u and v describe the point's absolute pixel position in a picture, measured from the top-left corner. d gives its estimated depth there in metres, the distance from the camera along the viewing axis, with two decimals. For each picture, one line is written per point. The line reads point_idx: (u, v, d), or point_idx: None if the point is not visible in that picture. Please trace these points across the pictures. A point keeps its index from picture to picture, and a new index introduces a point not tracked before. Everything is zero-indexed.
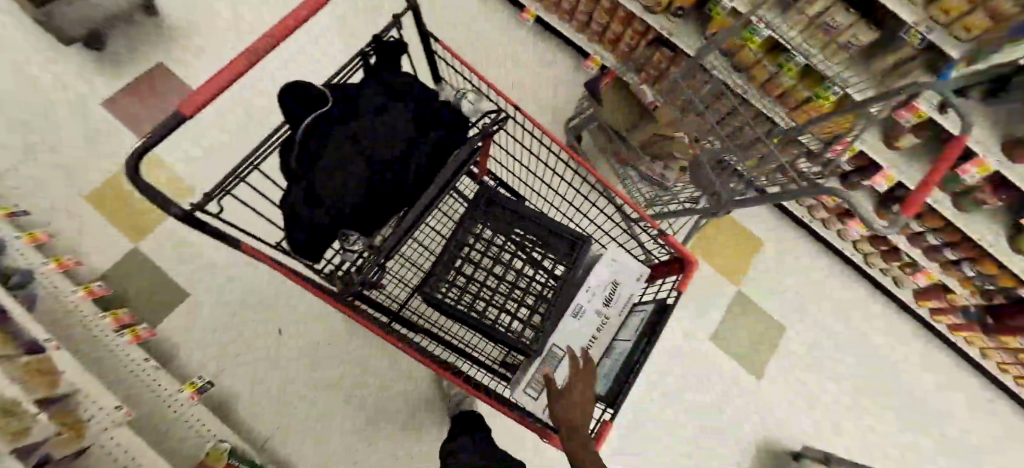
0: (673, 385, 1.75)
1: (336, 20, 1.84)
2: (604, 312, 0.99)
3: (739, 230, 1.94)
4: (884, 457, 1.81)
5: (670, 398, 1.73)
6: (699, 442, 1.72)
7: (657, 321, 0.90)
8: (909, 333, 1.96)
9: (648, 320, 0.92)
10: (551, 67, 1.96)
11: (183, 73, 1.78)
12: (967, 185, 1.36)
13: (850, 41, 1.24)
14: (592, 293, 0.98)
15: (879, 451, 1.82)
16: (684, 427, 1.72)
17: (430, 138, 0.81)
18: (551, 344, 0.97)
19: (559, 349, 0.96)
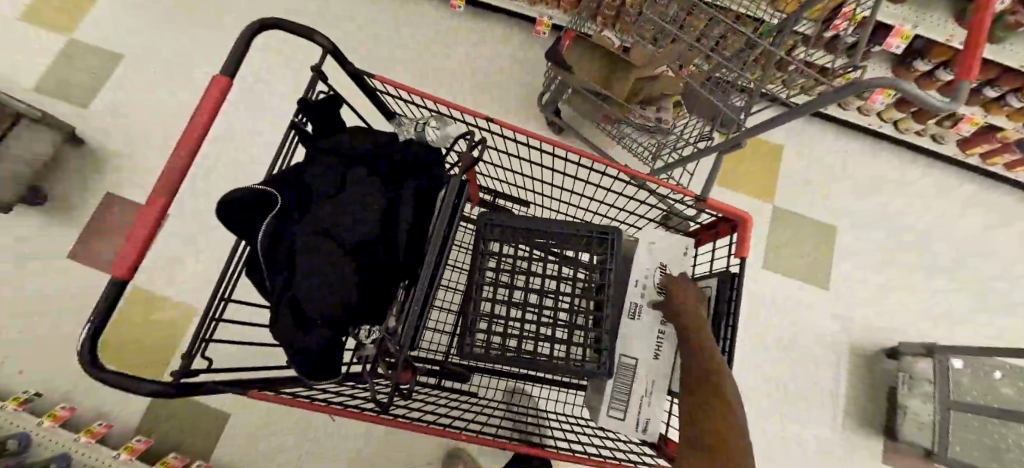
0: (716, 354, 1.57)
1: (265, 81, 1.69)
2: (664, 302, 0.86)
3: (772, 152, 1.79)
4: (918, 334, 1.63)
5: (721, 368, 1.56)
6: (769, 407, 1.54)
7: (729, 296, 0.77)
8: (954, 185, 1.81)
9: (718, 297, 0.79)
10: (496, 45, 1.78)
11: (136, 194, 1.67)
12: (997, 12, 1.22)
13: None
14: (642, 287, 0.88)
15: (915, 330, 1.64)
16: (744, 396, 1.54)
17: (407, 190, 0.67)
18: (619, 356, 0.84)
19: (628, 359, 0.85)
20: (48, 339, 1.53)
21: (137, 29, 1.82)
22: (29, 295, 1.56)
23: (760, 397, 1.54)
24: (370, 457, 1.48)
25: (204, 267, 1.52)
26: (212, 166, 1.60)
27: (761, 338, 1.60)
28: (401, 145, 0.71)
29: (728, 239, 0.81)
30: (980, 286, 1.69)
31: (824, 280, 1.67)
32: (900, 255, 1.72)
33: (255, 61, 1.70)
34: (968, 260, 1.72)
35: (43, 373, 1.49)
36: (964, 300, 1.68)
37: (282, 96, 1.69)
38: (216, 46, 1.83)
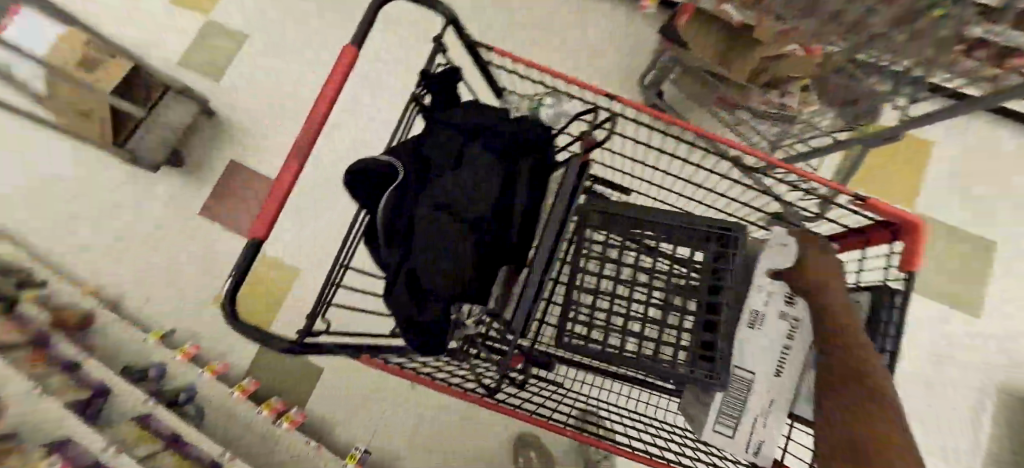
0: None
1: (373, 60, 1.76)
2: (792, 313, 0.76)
3: (918, 147, 1.52)
4: None
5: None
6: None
7: (886, 314, 0.66)
8: None
9: (870, 314, 0.67)
10: (597, 21, 1.68)
11: (256, 163, 1.84)
12: None
13: None
14: (766, 294, 0.78)
15: None
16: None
17: (523, 169, 0.64)
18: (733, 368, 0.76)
19: (742, 372, 0.76)
20: (184, 286, 1.76)
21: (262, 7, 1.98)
22: (169, 246, 1.80)
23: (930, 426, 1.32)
24: (447, 427, 1.53)
25: (308, 233, 1.65)
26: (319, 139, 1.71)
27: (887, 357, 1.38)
28: (517, 121, 0.68)
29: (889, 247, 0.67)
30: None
31: (975, 302, 1.41)
32: None
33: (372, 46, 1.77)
34: None
35: (179, 314, 1.73)
36: None
37: (384, 74, 1.75)
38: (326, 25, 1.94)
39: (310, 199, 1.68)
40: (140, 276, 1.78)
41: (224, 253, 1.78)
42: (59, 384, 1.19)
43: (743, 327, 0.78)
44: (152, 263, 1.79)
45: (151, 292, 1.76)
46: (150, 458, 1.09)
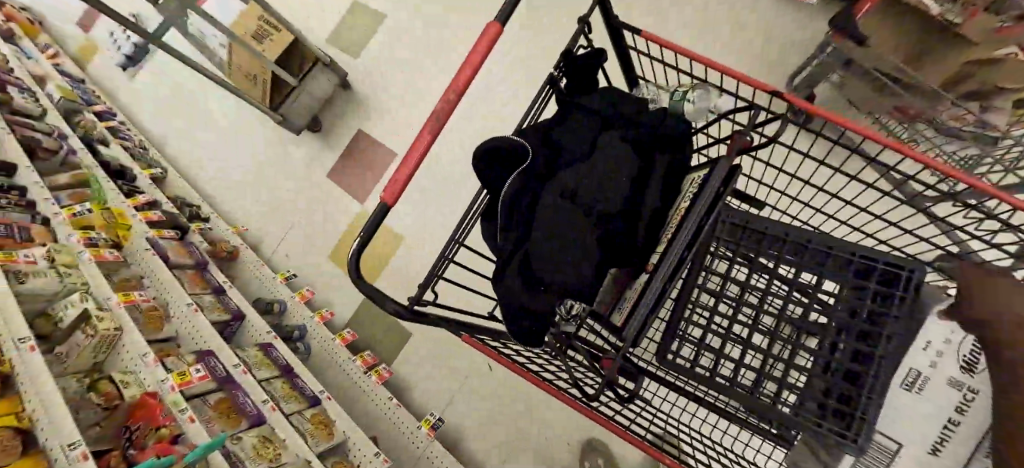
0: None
1: (507, 51, 1.76)
2: (963, 382, 0.62)
3: None
4: None
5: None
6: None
7: None
8: None
9: None
10: (740, 12, 1.51)
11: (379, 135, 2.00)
12: None
13: None
14: (934, 354, 0.63)
15: None
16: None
17: (659, 166, 0.58)
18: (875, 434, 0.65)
19: (885, 440, 0.65)
20: (308, 238, 1.99)
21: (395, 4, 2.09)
22: (301, 201, 2.05)
23: None
24: (519, 416, 1.53)
25: (430, 215, 1.78)
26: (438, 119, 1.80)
27: None
28: (658, 113, 0.62)
29: None
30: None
31: None
32: None
33: (509, 38, 1.77)
34: None
35: (301, 262, 1.96)
36: None
37: (511, 62, 1.75)
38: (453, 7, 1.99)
39: (434, 181, 1.80)
40: (276, 225, 2.06)
41: (342, 214, 1.97)
42: (212, 303, 1.42)
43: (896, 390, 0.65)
44: (286, 215, 2.06)
45: (283, 240, 2.02)
46: (268, 382, 1.25)
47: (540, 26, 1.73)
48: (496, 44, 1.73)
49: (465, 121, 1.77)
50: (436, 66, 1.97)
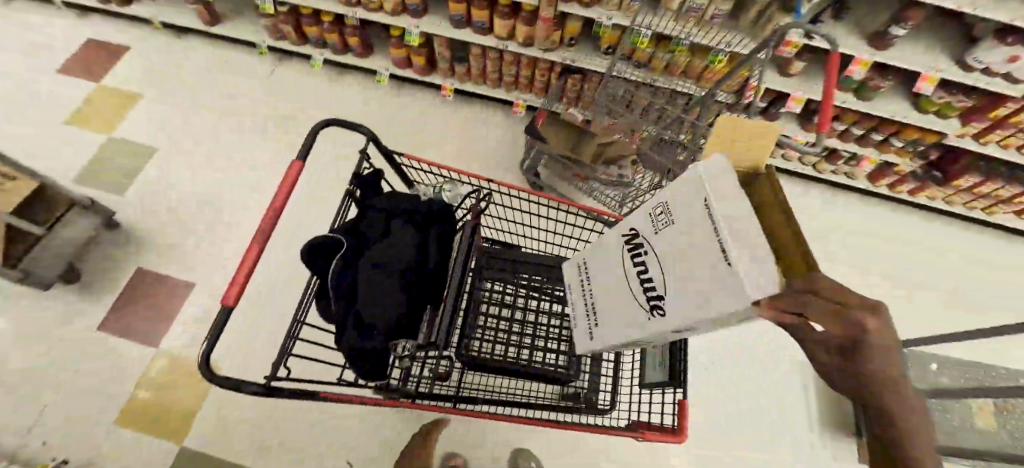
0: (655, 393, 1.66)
1: (316, 166, 1.97)
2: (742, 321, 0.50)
3: None
4: None
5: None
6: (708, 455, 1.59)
7: None
8: (885, 213, 2.08)
9: None
10: (481, 123, 2.14)
11: (187, 247, 1.87)
12: (861, 80, 1.55)
13: (716, 14, 1.45)
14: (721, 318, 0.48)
15: None
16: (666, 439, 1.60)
17: (433, 233, 0.92)
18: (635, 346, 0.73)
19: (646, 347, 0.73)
20: (74, 412, 1.60)
21: (202, 81, 2.21)
22: (56, 369, 1.65)
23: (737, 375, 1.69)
24: None
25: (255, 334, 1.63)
26: None
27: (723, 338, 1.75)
28: (426, 202, 0.96)
29: None
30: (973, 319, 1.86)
31: None
32: (849, 272, 1.92)
33: (317, 154, 1.99)
34: (913, 275, 1.93)
35: (67, 445, 1.55)
36: (908, 308, 1.87)
37: (320, 173, 1.95)
38: (235, 134, 2.09)
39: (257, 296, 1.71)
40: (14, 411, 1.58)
41: (124, 367, 1.68)
42: None
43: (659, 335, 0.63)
44: (31, 393, 1.61)
45: (30, 427, 1.57)
46: None
47: (334, 145, 2.02)
48: (307, 161, 1.94)
49: (286, 231, 1.82)
50: (226, 179, 2.00)
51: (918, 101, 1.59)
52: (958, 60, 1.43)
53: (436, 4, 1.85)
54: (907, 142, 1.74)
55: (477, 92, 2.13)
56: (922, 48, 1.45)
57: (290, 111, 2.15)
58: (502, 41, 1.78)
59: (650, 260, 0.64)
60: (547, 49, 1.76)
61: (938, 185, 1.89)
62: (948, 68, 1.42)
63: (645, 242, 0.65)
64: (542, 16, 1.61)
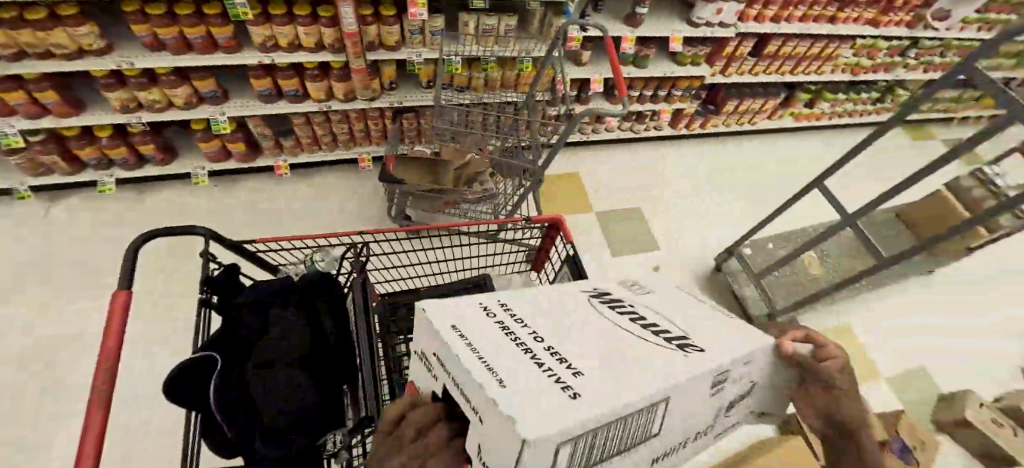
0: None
1: (146, 294, 1.63)
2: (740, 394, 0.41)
3: (572, 179, 2.24)
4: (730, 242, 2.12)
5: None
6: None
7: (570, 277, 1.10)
8: (696, 146, 2.50)
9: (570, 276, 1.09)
10: (330, 188, 2.04)
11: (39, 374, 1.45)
12: (633, 53, 1.90)
13: (507, 30, 1.65)
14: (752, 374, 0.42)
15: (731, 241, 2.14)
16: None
17: (320, 309, 0.84)
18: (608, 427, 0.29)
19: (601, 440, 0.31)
20: None
21: None
22: None
23: None
24: None
25: None
26: (55, 419, 1.38)
27: None
28: (300, 280, 0.88)
29: (557, 238, 1.13)
30: (775, 198, 2.35)
31: (652, 242, 2.07)
32: (694, 200, 2.25)
33: (144, 281, 1.65)
34: (734, 185, 2.36)
35: None
36: (742, 211, 2.26)
37: (152, 301, 1.62)
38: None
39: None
40: None
41: None
42: None
43: (706, 375, 0.35)
44: None
45: None
46: None
47: (164, 264, 1.70)
48: (132, 292, 1.60)
49: (128, 383, 1.44)
50: None
51: (676, 57, 2.01)
52: (687, 21, 1.85)
53: (236, 86, 1.73)
54: (683, 90, 2.16)
55: (315, 160, 2.02)
56: (662, 18, 1.83)
57: (77, 247, 1.72)
58: (323, 103, 1.73)
59: (641, 311, 0.48)
60: (370, 98, 1.78)
61: (715, 115, 2.39)
62: (684, 28, 1.82)
63: (625, 299, 0.51)
64: (353, 69, 1.61)
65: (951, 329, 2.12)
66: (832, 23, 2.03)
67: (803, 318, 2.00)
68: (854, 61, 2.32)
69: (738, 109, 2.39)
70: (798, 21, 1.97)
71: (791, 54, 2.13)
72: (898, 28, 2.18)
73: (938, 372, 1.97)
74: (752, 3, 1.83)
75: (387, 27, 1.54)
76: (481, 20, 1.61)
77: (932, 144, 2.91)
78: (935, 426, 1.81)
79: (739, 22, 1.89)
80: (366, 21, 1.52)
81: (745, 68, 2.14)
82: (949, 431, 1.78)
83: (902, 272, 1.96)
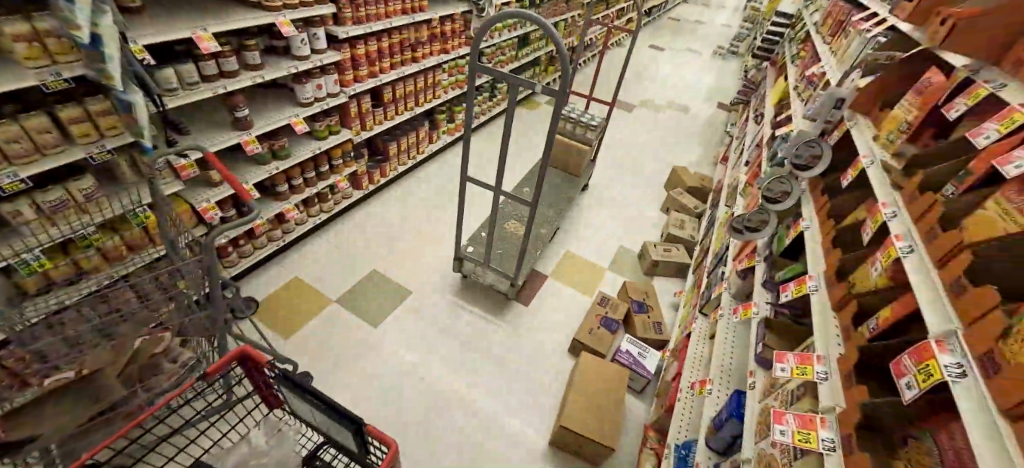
0: (417, 435, 1.65)
1: None
2: None
3: (287, 287, 2.06)
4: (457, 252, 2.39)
5: (429, 442, 1.64)
6: (487, 409, 1.77)
7: (289, 390, 1.02)
8: (387, 195, 2.69)
9: (288, 391, 1.02)
10: None
11: None
12: (266, 150, 1.87)
13: (86, 192, 1.37)
14: None
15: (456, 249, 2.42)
16: (461, 443, 1.65)
17: None
18: None
19: None
20: None
21: None
22: None
23: (435, 350, 1.93)
24: None
25: None
26: None
27: (405, 344, 1.93)
28: None
29: (256, 366, 1.03)
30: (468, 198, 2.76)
31: (396, 291, 2.14)
32: (410, 239, 2.44)
33: None
34: (434, 209, 2.67)
35: None
36: (451, 224, 2.59)
37: None
38: None
39: None
40: None
41: None
42: None
43: None
44: None
45: None
46: None
47: None
48: None
49: None
50: None
51: (315, 134, 2.10)
52: (299, 104, 1.94)
53: None
54: (341, 157, 2.28)
55: None
56: (272, 111, 1.87)
57: None
58: None
59: None
60: None
61: (386, 162, 2.62)
62: (299, 111, 1.90)
63: None
64: None
65: (616, 214, 2.97)
66: (417, 61, 2.48)
67: (540, 267, 2.44)
68: (455, 79, 2.92)
69: (401, 148, 2.68)
70: (392, 70, 2.33)
71: (405, 93, 2.52)
72: (464, 49, 2.86)
73: (627, 243, 2.73)
74: (342, 70, 2.03)
75: None
76: (34, 200, 1.28)
77: (541, 108, 3.96)
78: (646, 275, 2.51)
79: (344, 88, 2.08)
80: None
81: (379, 117, 2.41)
82: (653, 272, 2.50)
83: (568, 198, 2.60)
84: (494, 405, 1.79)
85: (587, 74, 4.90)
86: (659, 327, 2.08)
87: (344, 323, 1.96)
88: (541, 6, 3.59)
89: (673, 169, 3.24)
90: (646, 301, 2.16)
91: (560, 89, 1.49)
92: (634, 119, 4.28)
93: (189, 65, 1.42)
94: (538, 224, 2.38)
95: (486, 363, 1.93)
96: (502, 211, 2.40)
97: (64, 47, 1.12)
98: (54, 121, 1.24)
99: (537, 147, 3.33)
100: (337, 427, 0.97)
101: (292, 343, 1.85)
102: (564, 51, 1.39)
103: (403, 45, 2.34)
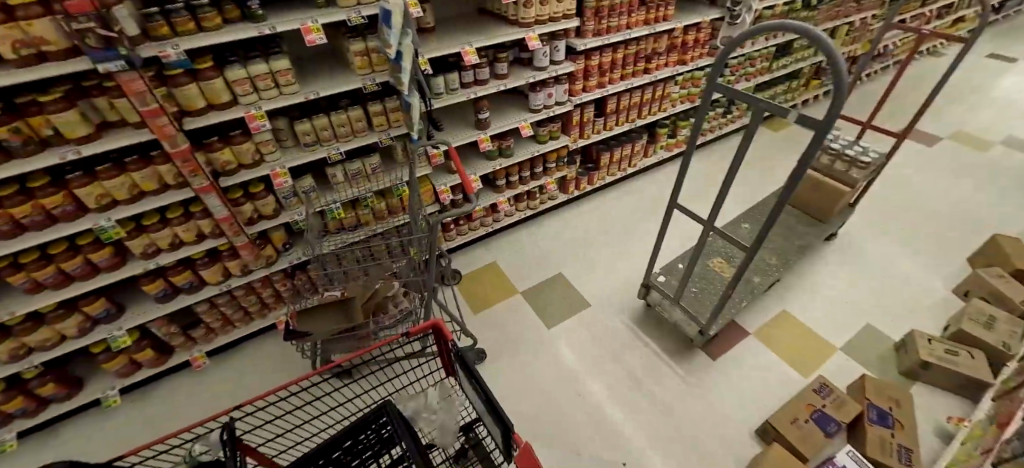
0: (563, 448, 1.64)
1: None
2: None
3: (487, 269, 2.33)
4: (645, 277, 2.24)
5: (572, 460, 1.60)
6: (639, 455, 1.61)
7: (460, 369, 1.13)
8: (589, 203, 2.73)
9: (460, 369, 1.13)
10: (255, 362, 1.98)
11: None
12: (495, 148, 2.13)
13: (373, 166, 1.84)
14: None
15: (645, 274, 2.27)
16: None
17: None
18: None
19: None
20: None
21: None
22: None
23: (598, 371, 1.87)
24: None
25: None
26: None
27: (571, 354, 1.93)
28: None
29: (443, 338, 1.18)
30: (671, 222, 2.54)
31: (575, 300, 2.16)
32: (600, 251, 2.41)
33: None
34: (632, 226, 2.56)
35: None
36: (646, 246, 2.44)
37: None
38: None
39: None
40: None
41: None
42: None
43: None
44: None
45: None
46: None
47: None
48: None
49: None
50: None
51: (537, 138, 2.27)
52: (530, 110, 2.12)
53: (131, 298, 1.69)
54: (556, 161, 2.41)
55: (232, 340, 1.97)
56: (507, 114, 2.10)
57: None
58: (222, 284, 1.74)
59: None
60: (269, 264, 1.83)
61: (596, 170, 2.64)
62: (528, 116, 2.08)
63: None
64: (241, 246, 1.66)
65: (871, 281, 2.24)
66: (649, 72, 2.39)
67: (742, 320, 2.06)
68: (686, 93, 2.70)
69: (614, 159, 2.66)
70: (621, 81, 2.31)
71: (629, 104, 2.47)
72: (705, 60, 2.60)
73: (881, 323, 2.04)
74: (573, 80, 2.12)
75: (261, 200, 1.65)
76: (345, 168, 1.79)
77: (790, 130, 3.30)
78: (904, 375, 1.82)
79: (572, 97, 2.17)
80: (239, 202, 1.60)
81: (599, 127, 2.43)
82: (916, 375, 1.80)
83: (800, 246, 2.10)
84: (650, 454, 1.61)
85: (869, 92, 3.82)
86: (908, 455, 1.48)
87: (523, 316, 2.09)
88: (818, 9, 2.95)
89: (993, 237, 2.23)
90: (895, 413, 1.57)
91: (820, 118, 1.18)
92: (936, 157, 3.12)
93: (454, 74, 1.72)
94: (750, 270, 2.01)
95: (650, 405, 1.75)
96: (708, 246, 2.13)
97: (381, 60, 1.53)
98: (365, 113, 1.69)
99: (771, 177, 2.81)
100: (488, 419, 1.03)
101: (479, 320, 2.08)
102: (838, 72, 1.09)
103: (638, 56, 2.29)
